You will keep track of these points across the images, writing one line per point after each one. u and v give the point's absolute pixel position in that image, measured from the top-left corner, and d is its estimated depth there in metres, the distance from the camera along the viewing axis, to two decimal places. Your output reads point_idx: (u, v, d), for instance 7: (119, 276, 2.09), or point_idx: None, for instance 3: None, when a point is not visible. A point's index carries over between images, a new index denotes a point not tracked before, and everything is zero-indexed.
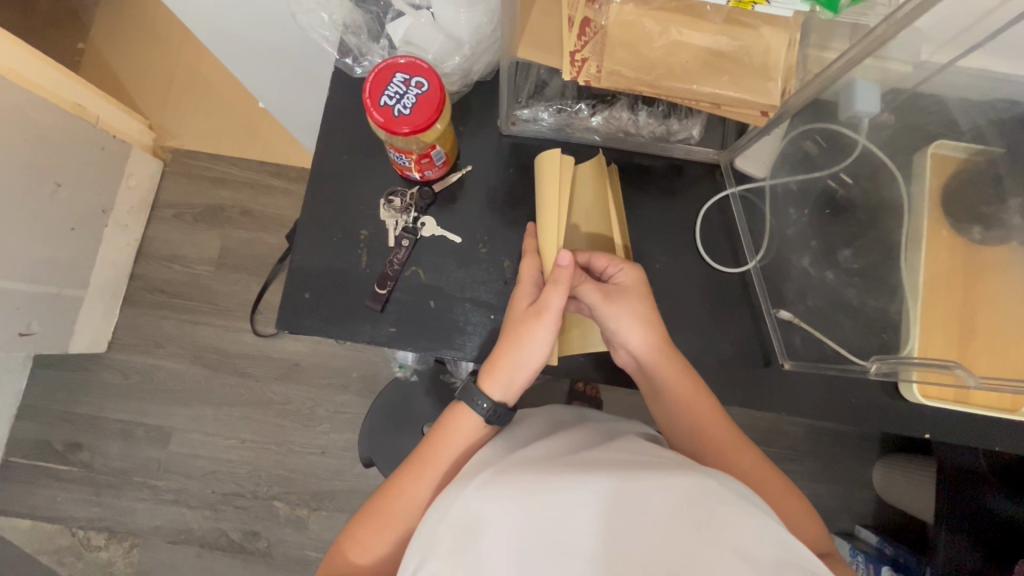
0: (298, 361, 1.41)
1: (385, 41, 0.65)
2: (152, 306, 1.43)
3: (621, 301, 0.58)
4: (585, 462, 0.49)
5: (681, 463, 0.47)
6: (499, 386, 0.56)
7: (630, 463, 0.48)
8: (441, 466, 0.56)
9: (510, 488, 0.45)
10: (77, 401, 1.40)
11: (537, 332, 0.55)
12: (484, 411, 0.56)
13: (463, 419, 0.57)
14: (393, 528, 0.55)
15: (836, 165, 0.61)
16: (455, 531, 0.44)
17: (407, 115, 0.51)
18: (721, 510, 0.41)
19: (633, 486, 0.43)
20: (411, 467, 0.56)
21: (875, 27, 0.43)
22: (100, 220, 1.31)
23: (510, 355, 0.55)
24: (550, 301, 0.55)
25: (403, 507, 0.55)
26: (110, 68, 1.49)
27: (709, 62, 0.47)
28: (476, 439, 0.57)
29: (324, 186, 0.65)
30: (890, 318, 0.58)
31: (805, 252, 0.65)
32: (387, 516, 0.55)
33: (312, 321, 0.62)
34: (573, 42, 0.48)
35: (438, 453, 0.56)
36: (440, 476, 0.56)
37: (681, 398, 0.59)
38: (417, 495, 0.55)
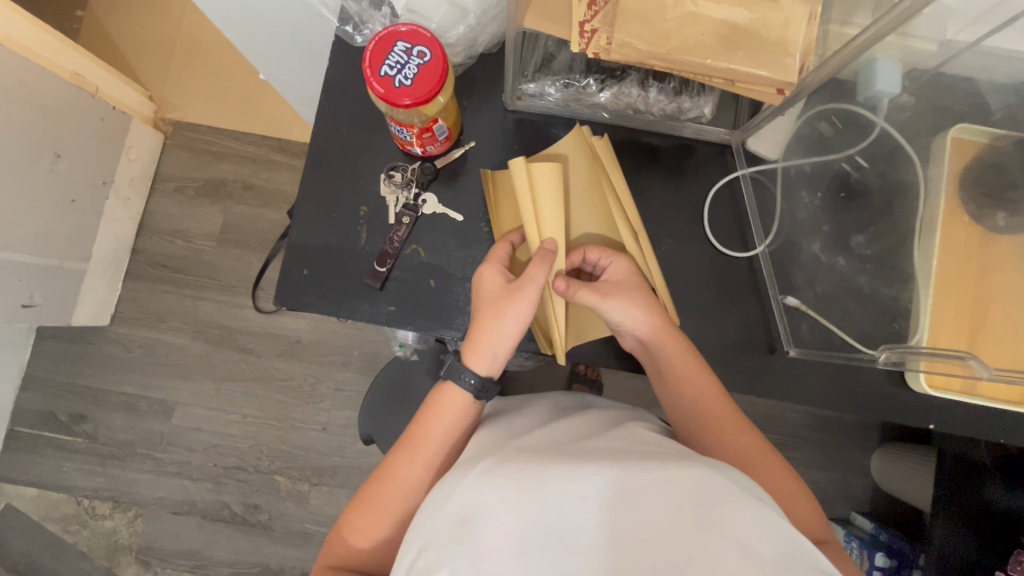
0: (299, 337, 1.41)
1: (387, 9, 0.63)
2: (153, 280, 1.43)
3: (620, 296, 0.57)
4: (586, 451, 0.48)
5: (682, 455, 0.47)
6: (484, 361, 0.55)
7: (629, 453, 0.47)
8: (435, 446, 0.55)
9: (508, 479, 0.44)
10: (80, 373, 1.41)
11: (517, 306, 0.54)
12: (472, 386, 0.55)
13: (450, 397, 0.56)
14: (389, 510, 0.54)
15: (851, 147, 0.59)
16: (454, 521, 0.43)
17: (408, 86, 0.49)
18: (725, 506, 0.40)
19: (635, 476, 0.43)
20: (404, 448, 0.56)
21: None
22: (100, 193, 1.30)
23: (490, 328, 0.55)
24: (534, 276, 0.55)
25: (401, 488, 0.55)
26: (109, 36, 1.46)
27: (723, 35, 0.45)
28: (468, 418, 0.57)
29: (324, 160, 0.63)
30: (900, 307, 0.57)
31: (817, 236, 0.63)
32: (383, 497, 0.55)
33: (310, 298, 0.61)
34: (582, 12, 0.45)
35: (431, 434, 0.55)
36: (435, 456, 0.55)
37: (682, 381, 0.59)
38: (413, 476, 0.55)
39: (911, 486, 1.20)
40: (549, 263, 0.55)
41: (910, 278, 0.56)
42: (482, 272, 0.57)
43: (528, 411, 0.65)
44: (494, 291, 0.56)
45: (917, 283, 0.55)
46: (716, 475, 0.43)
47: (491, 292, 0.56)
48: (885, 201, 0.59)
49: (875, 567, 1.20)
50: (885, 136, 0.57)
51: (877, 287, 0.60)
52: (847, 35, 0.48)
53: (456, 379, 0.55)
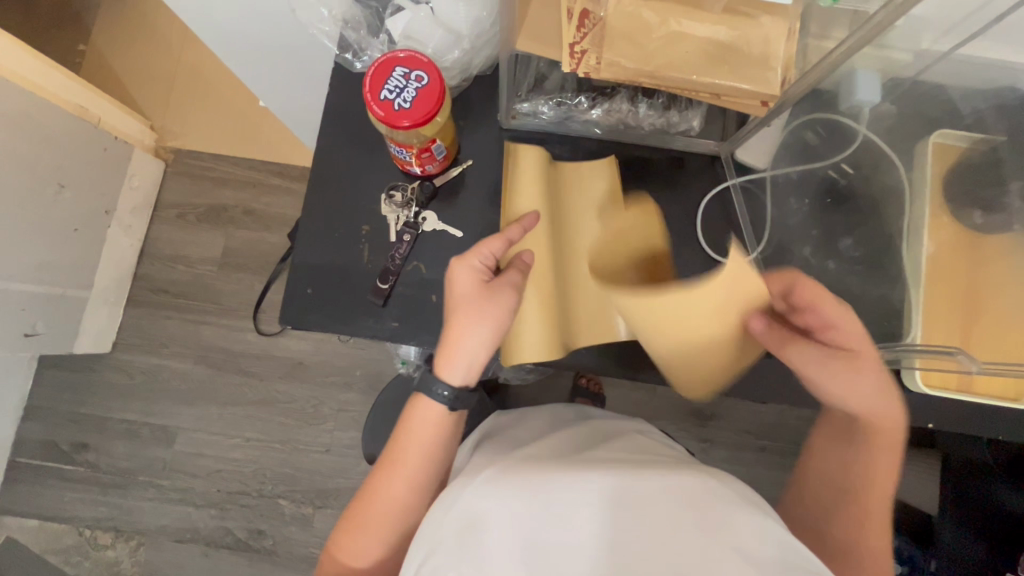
0: (301, 359, 1.42)
1: (385, 36, 0.63)
2: (156, 306, 1.44)
3: (843, 375, 0.54)
4: (588, 460, 0.49)
5: (681, 466, 0.49)
6: (457, 366, 0.53)
7: (629, 463, 0.49)
8: (414, 461, 0.54)
9: (513, 485, 0.45)
10: (83, 401, 1.41)
11: (489, 312, 0.53)
12: (446, 398, 0.53)
13: (426, 411, 0.54)
14: (375, 528, 0.55)
15: (837, 155, 0.61)
16: (462, 526, 0.44)
17: (407, 108, 0.50)
18: (725, 513, 0.42)
19: (637, 485, 0.45)
20: (385, 464, 0.55)
21: (875, 13, 0.43)
22: (103, 221, 1.31)
23: (459, 330, 0.53)
24: (508, 278, 0.55)
25: (385, 507, 0.55)
26: (112, 69, 1.49)
27: (708, 51, 0.47)
28: (445, 430, 0.55)
29: (324, 181, 0.64)
30: (893, 306, 0.59)
31: (806, 242, 0.65)
32: (369, 518, 0.55)
33: (314, 317, 0.62)
34: (572, 33, 0.47)
35: (406, 452, 0.54)
36: (415, 473, 0.54)
37: (886, 462, 0.55)
38: (397, 494, 0.54)
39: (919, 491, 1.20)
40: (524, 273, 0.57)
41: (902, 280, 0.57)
42: (454, 269, 0.55)
43: (529, 424, 0.66)
44: (473, 295, 0.54)
45: (907, 281, 0.57)
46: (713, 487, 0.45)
47: (468, 295, 0.54)
48: (871, 205, 0.61)
49: None
50: (868, 144, 0.59)
51: (865, 289, 0.62)
52: (823, 47, 0.50)
53: (428, 394, 0.54)
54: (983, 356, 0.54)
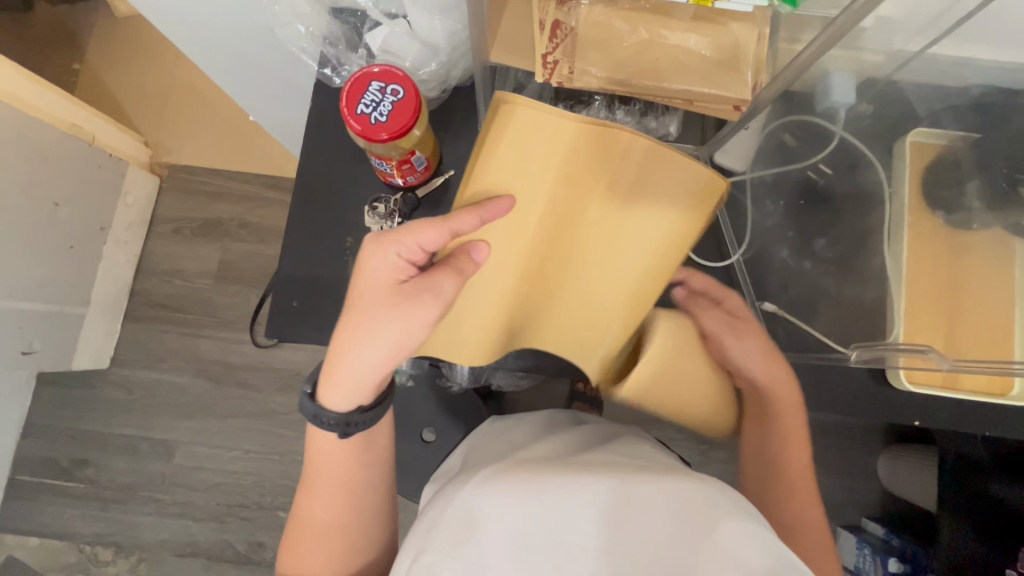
0: (299, 371, 1.42)
1: (363, 51, 0.63)
2: (153, 321, 1.44)
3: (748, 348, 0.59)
4: (585, 463, 0.49)
5: (679, 470, 0.48)
6: (342, 382, 0.51)
7: (626, 466, 0.48)
8: (325, 480, 0.58)
9: (507, 487, 0.45)
10: (82, 417, 1.42)
11: (391, 323, 0.49)
12: (335, 418, 0.53)
13: (319, 435, 0.56)
14: (305, 548, 0.59)
15: (814, 156, 0.62)
16: (457, 525, 0.45)
17: (385, 122, 0.50)
18: (713, 519, 0.41)
19: (629, 487, 0.44)
20: (306, 486, 0.60)
21: (836, 18, 0.42)
22: (98, 237, 1.32)
23: (353, 340, 0.50)
24: (442, 284, 0.49)
25: (311, 525, 0.59)
26: (106, 87, 1.51)
27: (678, 59, 0.48)
28: (342, 450, 0.57)
29: (308, 194, 0.65)
30: (866, 306, 0.60)
31: (784, 243, 0.67)
32: (303, 537, 0.60)
33: (301, 329, 0.62)
34: (544, 44, 0.48)
35: (318, 472, 0.58)
36: (330, 490, 0.59)
37: (787, 443, 0.60)
38: (319, 512, 0.59)
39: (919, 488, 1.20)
40: (459, 279, 0.50)
41: (880, 279, 0.58)
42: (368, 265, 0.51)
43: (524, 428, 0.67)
44: (385, 296, 0.50)
45: (889, 281, 0.57)
46: (706, 488, 0.44)
47: (377, 291, 0.50)
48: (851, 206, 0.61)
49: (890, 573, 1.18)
50: (845, 143, 0.60)
51: (841, 288, 0.62)
52: (794, 51, 0.50)
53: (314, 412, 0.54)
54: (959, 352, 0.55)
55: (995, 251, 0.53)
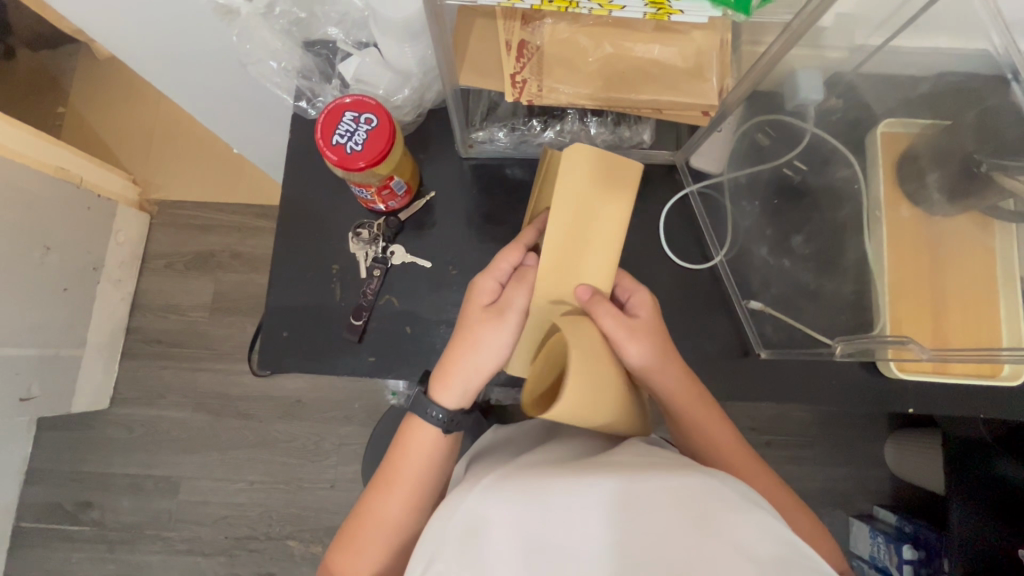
0: (299, 397, 1.42)
1: (337, 81, 0.64)
2: (151, 358, 1.44)
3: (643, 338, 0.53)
4: (591, 461, 0.45)
5: (685, 462, 0.45)
6: (453, 393, 0.54)
7: (638, 462, 0.45)
8: (408, 483, 0.55)
9: (516, 486, 0.42)
10: (84, 459, 1.41)
11: (492, 336, 0.54)
12: (440, 421, 0.54)
13: (418, 432, 0.56)
14: (369, 550, 0.55)
15: (789, 154, 0.63)
16: (460, 534, 0.42)
17: (360, 150, 0.51)
18: (723, 515, 0.38)
19: (636, 485, 0.40)
20: (379, 485, 0.56)
21: (791, 22, 0.42)
22: (91, 278, 1.32)
23: (459, 356, 0.54)
24: (516, 300, 0.55)
25: (375, 524, 0.55)
26: (92, 128, 1.52)
27: (644, 70, 0.49)
28: (440, 453, 0.56)
29: (292, 224, 0.65)
30: (846, 298, 0.60)
31: (763, 241, 0.68)
32: (365, 539, 0.55)
33: (292, 359, 0.63)
34: (512, 65, 0.49)
35: (403, 473, 0.55)
36: (410, 494, 0.55)
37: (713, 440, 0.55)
38: (387, 510, 0.55)
39: (926, 473, 1.19)
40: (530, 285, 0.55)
41: (860, 270, 0.58)
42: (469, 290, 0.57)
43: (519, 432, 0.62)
44: (481, 314, 0.54)
45: (873, 271, 0.57)
46: (720, 484, 0.41)
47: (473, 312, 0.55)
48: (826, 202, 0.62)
49: (904, 561, 1.17)
50: (818, 139, 0.61)
51: (821, 282, 0.63)
52: (758, 53, 0.51)
53: (424, 415, 0.55)
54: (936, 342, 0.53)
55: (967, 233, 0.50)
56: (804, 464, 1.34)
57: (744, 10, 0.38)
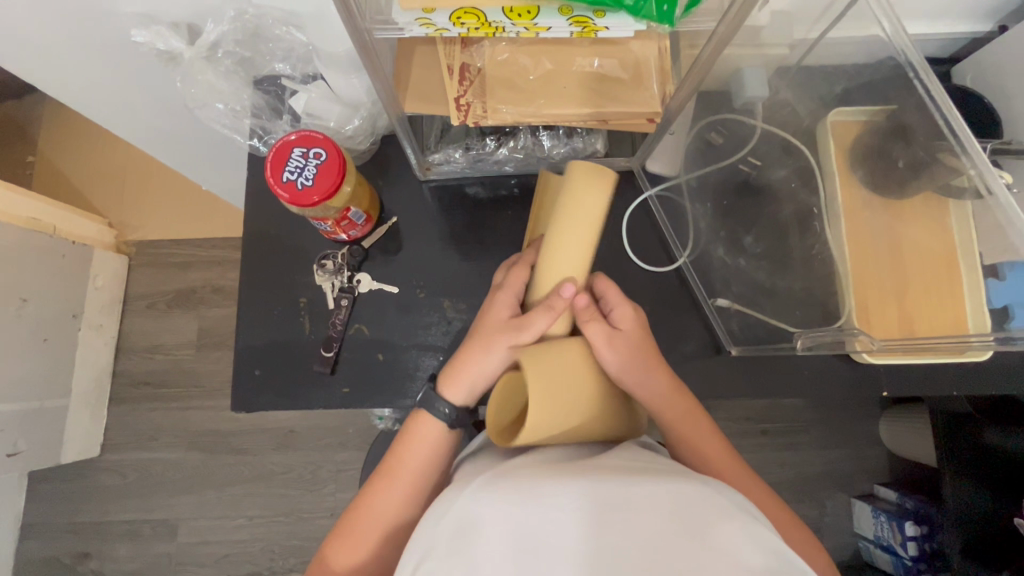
0: (292, 427, 1.40)
1: (288, 116, 0.65)
2: (139, 400, 1.43)
3: (623, 346, 0.53)
4: (588, 464, 0.43)
5: (680, 470, 0.42)
6: (463, 390, 0.54)
7: (636, 467, 0.42)
8: (411, 474, 0.53)
9: (513, 486, 0.39)
10: (79, 509, 1.39)
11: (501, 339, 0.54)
12: (447, 415, 0.54)
13: (427, 424, 0.54)
14: (363, 545, 0.52)
15: (742, 151, 0.64)
16: (452, 532, 0.38)
17: (312, 185, 0.51)
18: (721, 522, 0.35)
19: (634, 490, 0.37)
20: (380, 478, 0.53)
21: (716, 28, 0.42)
22: (72, 325, 1.31)
23: (471, 356, 0.54)
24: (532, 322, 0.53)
25: (377, 514, 0.52)
26: (62, 174, 1.51)
27: (587, 83, 0.50)
28: (447, 444, 0.55)
29: (258, 261, 0.65)
30: (797, 296, 0.61)
31: (718, 242, 0.68)
32: (360, 533, 0.52)
33: (265, 396, 0.62)
34: (455, 88, 0.50)
35: (408, 464, 0.53)
36: (413, 486, 0.53)
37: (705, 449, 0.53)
38: (391, 498, 0.52)
39: (921, 449, 1.20)
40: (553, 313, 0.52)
41: (808, 265, 0.59)
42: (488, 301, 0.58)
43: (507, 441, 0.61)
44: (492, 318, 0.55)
45: (834, 258, 0.56)
46: (720, 496, 0.38)
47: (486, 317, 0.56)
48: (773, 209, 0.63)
49: (908, 539, 1.17)
50: (768, 133, 0.61)
51: (776, 280, 0.63)
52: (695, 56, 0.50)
53: (433, 410, 0.54)
54: (878, 330, 0.53)
55: (934, 212, 0.47)
56: (801, 449, 1.35)
57: (667, 21, 0.38)
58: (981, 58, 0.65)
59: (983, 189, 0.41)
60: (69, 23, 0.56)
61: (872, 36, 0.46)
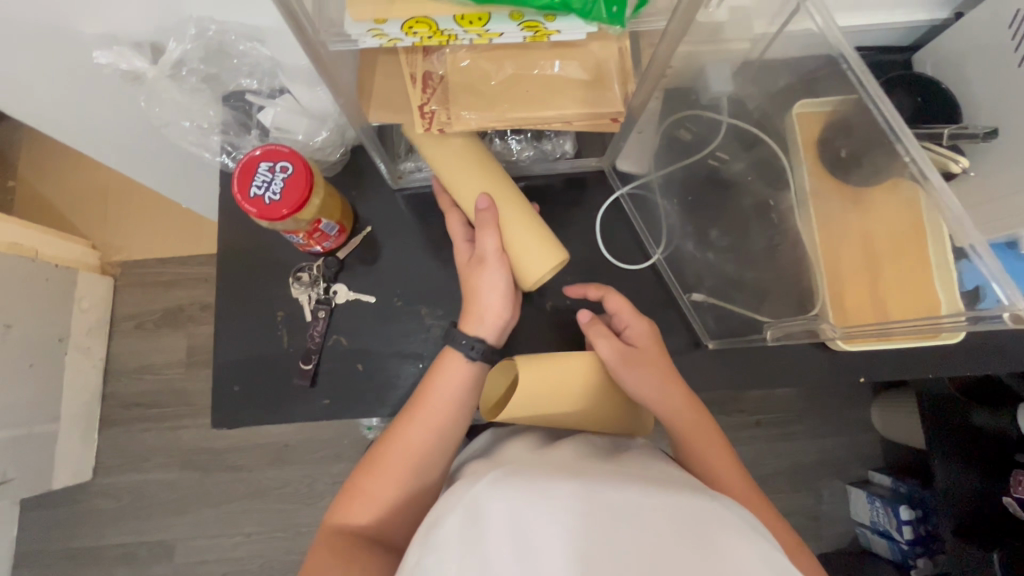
0: (286, 442, 1.40)
1: (256, 131, 0.65)
2: (130, 422, 1.42)
3: (642, 366, 0.57)
4: (603, 471, 0.43)
5: (685, 486, 0.43)
6: (479, 328, 0.56)
7: (643, 478, 0.43)
8: (437, 402, 0.54)
9: (524, 483, 0.39)
10: (74, 535, 1.38)
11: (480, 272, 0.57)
12: (475, 351, 0.55)
13: (449, 356, 0.56)
14: (391, 472, 0.52)
15: (712, 145, 0.63)
16: (463, 519, 0.38)
17: (279, 199, 0.51)
18: (729, 540, 0.35)
19: (648, 503, 0.38)
20: (406, 408, 0.55)
21: (667, 27, 0.43)
22: (59, 349, 1.30)
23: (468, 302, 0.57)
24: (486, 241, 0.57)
25: (406, 450, 0.53)
26: (44, 197, 1.51)
27: (549, 85, 0.50)
28: (472, 374, 0.56)
29: (235, 277, 0.65)
30: (763, 288, 0.61)
31: (687, 238, 0.69)
32: (389, 461, 0.53)
33: (247, 412, 0.62)
34: (419, 96, 0.50)
35: (433, 391, 0.54)
36: (439, 414, 0.54)
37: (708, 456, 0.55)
38: (419, 435, 0.53)
39: (912, 433, 1.21)
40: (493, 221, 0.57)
41: (769, 258, 0.60)
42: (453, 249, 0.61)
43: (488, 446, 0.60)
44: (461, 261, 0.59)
45: (807, 249, 0.55)
46: (727, 512, 0.38)
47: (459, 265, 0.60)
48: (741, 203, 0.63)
49: (903, 522, 1.18)
50: (735, 128, 0.60)
51: (743, 271, 0.63)
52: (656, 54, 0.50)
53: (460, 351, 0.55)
54: (848, 322, 0.53)
55: (894, 210, 0.46)
56: (794, 439, 1.35)
57: (619, 22, 0.39)
58: (941, 46, 0.66)
59: (918, 177, 0.42)
60: (32, 49, 0.56)
61: (803, 29, 0.47)
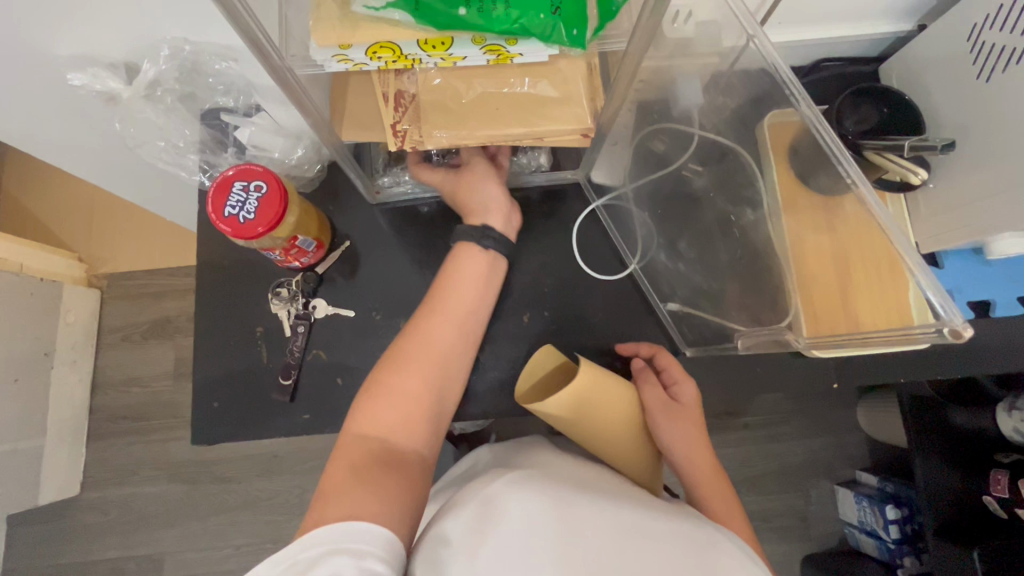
0: (276, 452, 1.39)
1: (233, 149, 0.66)
2: (118, 435, 1.41)
3: (678, 421, 0.61)
4: (612, 492, 0.45)
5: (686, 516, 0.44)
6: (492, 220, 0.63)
7: (647, 503, 0.45)
8: (453, 301, 0.59)
9: (538, 488, 0.41)
10: (62, 551, 1.36)
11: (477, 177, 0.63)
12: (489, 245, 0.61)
13: (465, 258, 0.61)
14: (411, 368, 0.55)
15: (684, 156, 0.62)
16: (476, 512, 0.41)
17: (254, 218, 0.52)
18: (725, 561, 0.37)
19: (650, 521, 0.39)
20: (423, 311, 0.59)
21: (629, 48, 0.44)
22: (45, 364, 1.29)
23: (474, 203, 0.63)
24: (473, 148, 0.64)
25: (428, 346, 0.57)
26: (28, 211, 1.50)
27: (519, 102, 0.51)
28: (485, 274, 0.61)
29: (215, 294, 0.65)
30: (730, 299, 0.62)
31: (660, 248, 0.70)
32: (409, 358, 0.56)
33: (227, 428, 0.62)
34: (391, 114, 0.50)
35: (452, 290, 0.59)
36: (457, 315, 0.59)
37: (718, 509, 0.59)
38: (440, 334, 0.57)
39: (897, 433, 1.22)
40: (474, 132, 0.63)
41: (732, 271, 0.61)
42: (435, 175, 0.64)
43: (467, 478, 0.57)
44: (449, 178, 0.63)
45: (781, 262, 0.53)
46: (725, 543, 0.40)
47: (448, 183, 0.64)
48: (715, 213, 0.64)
49: (890, 522, 1.20)
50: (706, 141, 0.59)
51: (710, 282, 0.65)
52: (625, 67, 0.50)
53: (477, 242, 0.61)
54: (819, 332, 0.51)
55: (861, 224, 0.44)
56: (782, 441, 1.37)
57: (580, 44, 0.40)
58: (908, 56, 0.68)
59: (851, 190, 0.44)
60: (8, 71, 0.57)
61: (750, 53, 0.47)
